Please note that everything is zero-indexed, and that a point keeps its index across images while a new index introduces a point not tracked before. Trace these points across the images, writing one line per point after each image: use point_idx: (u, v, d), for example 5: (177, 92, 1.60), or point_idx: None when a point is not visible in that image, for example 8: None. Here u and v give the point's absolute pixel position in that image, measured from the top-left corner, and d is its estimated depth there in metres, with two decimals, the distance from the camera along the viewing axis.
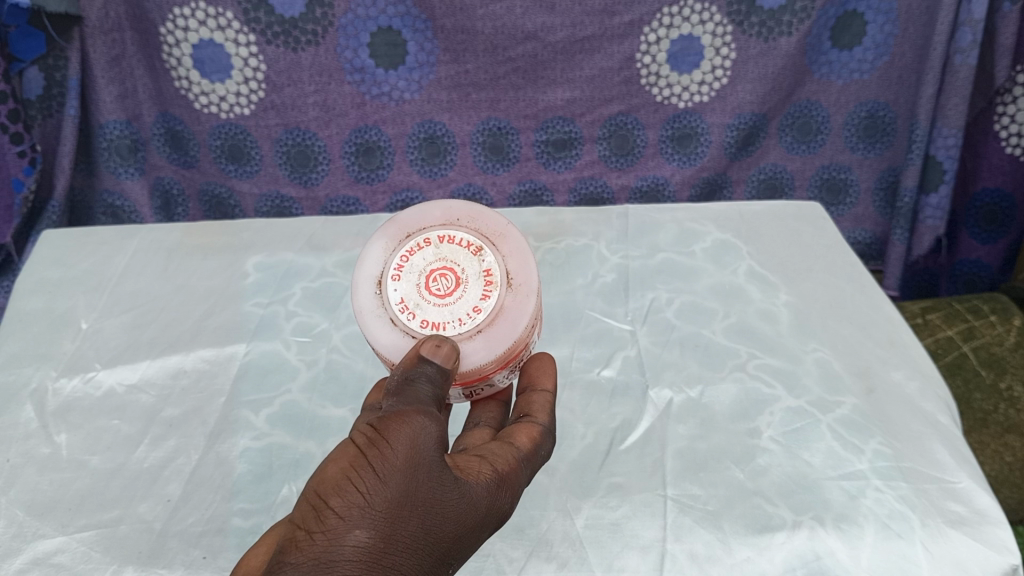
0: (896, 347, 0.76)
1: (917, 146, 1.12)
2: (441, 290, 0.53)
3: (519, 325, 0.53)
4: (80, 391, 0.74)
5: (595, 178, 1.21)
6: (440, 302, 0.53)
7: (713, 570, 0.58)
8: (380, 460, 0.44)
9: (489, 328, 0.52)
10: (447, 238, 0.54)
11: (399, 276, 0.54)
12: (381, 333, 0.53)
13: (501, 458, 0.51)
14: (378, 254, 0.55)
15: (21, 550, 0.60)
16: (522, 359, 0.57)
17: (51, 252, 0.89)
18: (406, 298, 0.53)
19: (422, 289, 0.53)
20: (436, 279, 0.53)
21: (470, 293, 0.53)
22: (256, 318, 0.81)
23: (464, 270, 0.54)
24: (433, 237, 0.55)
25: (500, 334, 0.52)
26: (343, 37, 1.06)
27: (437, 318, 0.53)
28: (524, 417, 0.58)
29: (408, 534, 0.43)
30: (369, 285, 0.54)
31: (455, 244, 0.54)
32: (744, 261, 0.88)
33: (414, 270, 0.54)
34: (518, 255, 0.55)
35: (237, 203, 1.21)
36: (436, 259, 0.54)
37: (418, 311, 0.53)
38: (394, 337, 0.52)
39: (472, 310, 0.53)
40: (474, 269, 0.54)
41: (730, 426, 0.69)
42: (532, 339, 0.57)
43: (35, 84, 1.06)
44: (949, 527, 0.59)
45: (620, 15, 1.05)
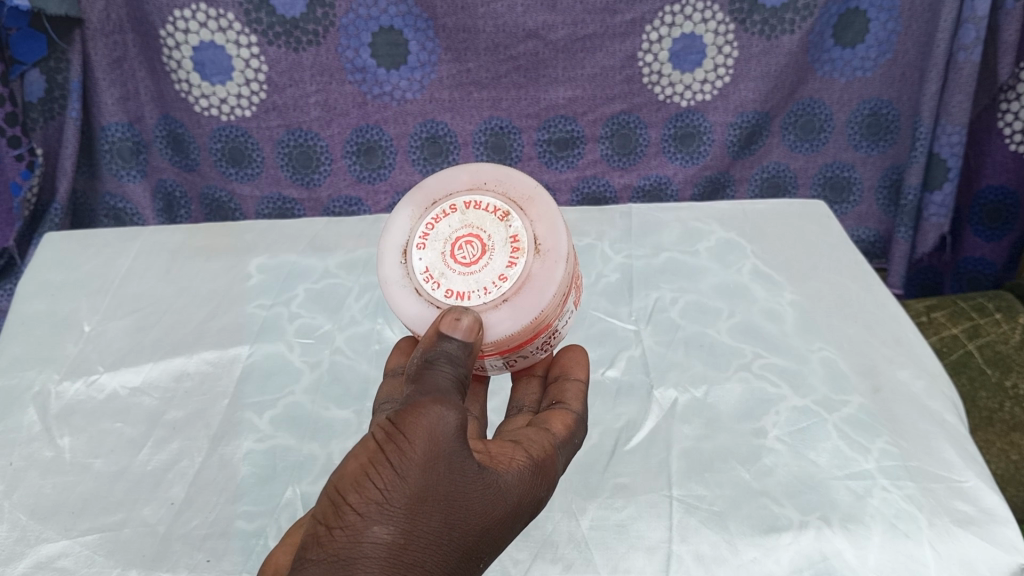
0: (902, 346, 0.76)
1: (920, 144, 1.12)
2: (466, 258, 0.54)
3: (543, 294, 0.52)
4: (83, 394, 0.73)
5: (597, 177, 1.21)
6: (465, 271, 0.53)
7: (719, 570, 0.58)
8: (399, 456, 0.43)
9: (515, 297, 0.52)
10: (473, 204, 0.54)
11: (424, 244, 0.55)
12: (406, 302, 0.54)
13: (538, 444, 0.52)
14: (405, 223, 0.56)
15: (24, 554, 0.60)
16: (554, 330, 0.57)
17: (53, 254, 0.89)
18: (430, 266, 0.54)
19: (446, 257, 0.54)
20: (461, 246, 0.54)
21: (495, 260, 0.53)
22: (259, 319, 0.81)
23: (490, 236, 0.54)
24: (459, 203, 0.55)
25: (526, 303, 0.52)
26: (344, 37, 1.06)
27: (460, 286, 0.53)
28: (557, 404, 0.59)
29: (431, 529, 0.42)
30: (394, 255, 0.55)
31: (482, 210, 0.54)
32: (749, 259, 0.88)
33: (439, 237, 0.54)
34: (545, 219, 0.54)
35: (239, 206, 1.21)
36: (462, 226, 0.54)
37: (442, 280, 0.53)
38: (419, 305, 0.54)
39: (497, 278, 0.53)
40: (500, 235, 0.53)
41: (736, 426, 0.69)
42: (564, 307, 0.56)
43: (37, 86, 1.06)
44: (956, 526, 0.59)
45: (622, 13, 1.05)
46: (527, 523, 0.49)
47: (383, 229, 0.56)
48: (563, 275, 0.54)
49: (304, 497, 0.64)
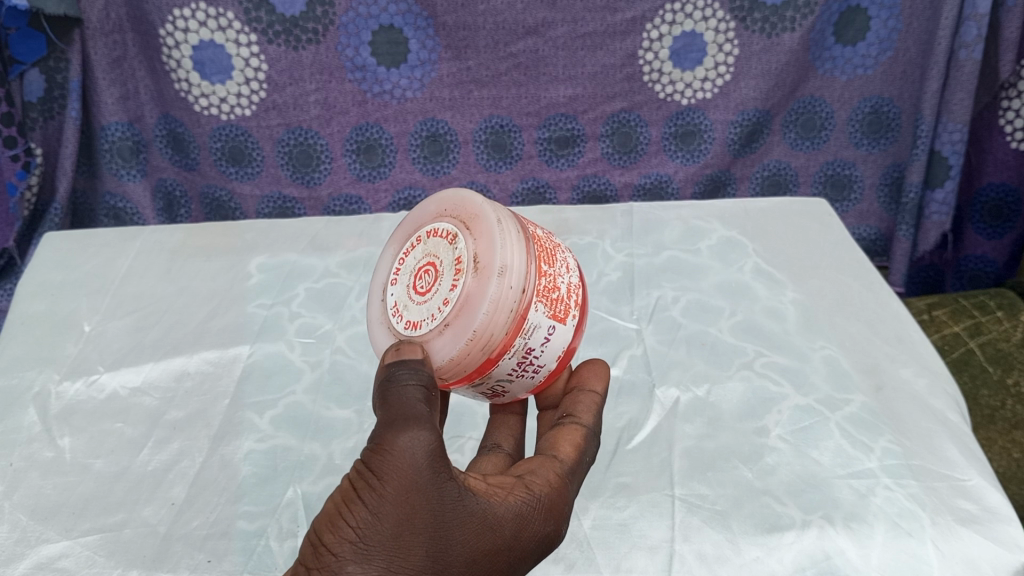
0: (904, 344, 0.75)
1: (922, 142, 1.11)
2: (423, 286, 0.52)
3: (482, 315, 0.48)
4: (84, 394, 0.73)
5: (598, 176, 1.20)
6: (420, 299, 0.52)
7: (722, 570, 0.57)
8: (371, 493, 0.42)
9: (454, 320, 0.49)
10: (433, 233, 0.54)
11: (398, 278, 0.55)
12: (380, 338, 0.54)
13: (542, 477, 0.50)
14: (387, 263, 0.57)
15: (25, 555, 0.60)
16: (525, 352, 0.51)
17: (53, 254, 0.89)
18: (396, 301, 0.54)
19: (410, 291, 0.53)
20: (421, 276, 0.53)
21: (443, 286, 0.51)
22: (259, 319, 0.81)
23: (441, 261, 0.52)
24: (425, 233, 0.55)
25: (464, 324, 0.48)
26: (343, 36, 1.06)
27: (415, 317, 0.51)
28: (567, 417, 0.56)
29: (413, 565, 0.41)
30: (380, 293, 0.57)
31: (438, 237, 0.53)
32: (750, 258, 0.87)
33: (408, 271, 0.55)
34: (490, 235, 0.50)
35: (239, 205, 1.20)
36: (424, 255, 0.54)
37: (404, 312, 0.53)
38: (385, 340, 0.53)
39: (442, 302, 0.50)
40: (448, 258, 0.52)
41: (738, 425, 0.69)
42: (531, 326, 0.50)
43: (37, 86, 1.06)
44: (960, 525, 0.59)
45: (623, 12, 1.05)
46: (536, 556, 0.48)
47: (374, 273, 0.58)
48: (512, 291, 0.49)
49: (305, 498, 0.64)
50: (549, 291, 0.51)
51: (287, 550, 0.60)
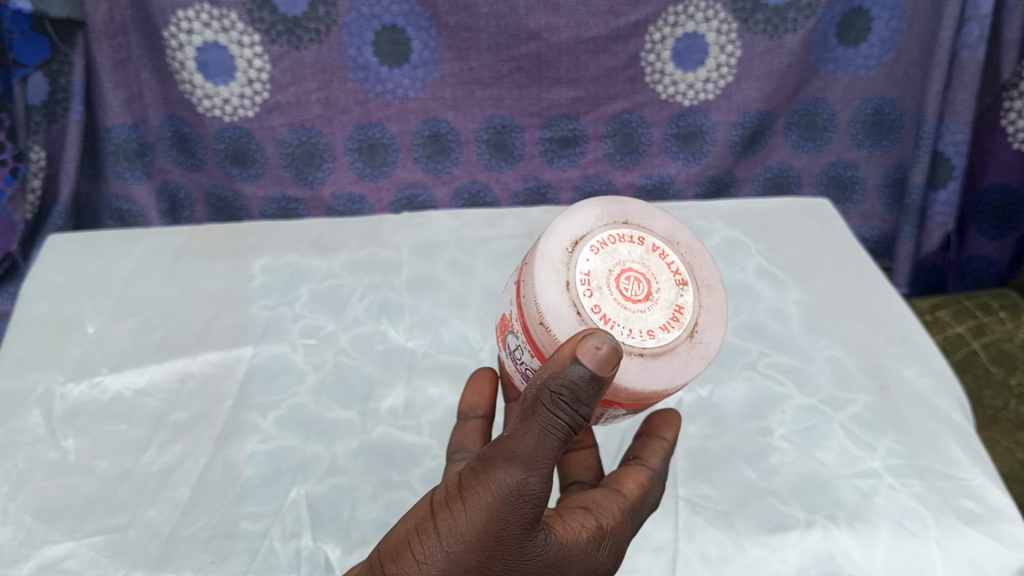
0: (908, 344, 0.75)
1: (925, 143, 1.11)
2: (628, 291, 0.50)
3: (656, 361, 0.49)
4: (87, 396, 0.73)
5: (600, 176, 1.21)
6: (622, 300, 0.49)
7: (726, 570, 0.57)
8: (449, 526, 0.45)
9: (649, 360, 0.49)
10: (661, 252, 0.52)
11: (598, 250, 0.50)
12: (551, 290, 0.49)
13: (609, 512, 0.53)
14: (586, 216, 0.52)
15: (30, 555, 0.60)
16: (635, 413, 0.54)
17: (57, 256, 0.89)
18: (593, 273, 0.49)
19: (608, 272, 0.50)
20: (629, 279, 0.50)
21: (665, 310, 0.50)
22: (264, 320, 0.81)
23: (659, 289, 0.51)
24: (650, 241, 0.52)
25: (652, 374, 0.49)
26: (346, 36, 1.06)
27: (631, 324, 0.49)
28: (634, 459, 0.59)
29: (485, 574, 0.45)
30: (564, 240, 0.51)
31: (663, 261, 0.52)
32: (753, 258, 0.87)
33: (611, 256, 0.51)
34: (716, 311, 0.52)
35: (244, 205, 1.21)
36: (641, 261, 0.51)
37: (597, 294, 0.49)
38: (562, 304, 0.48)
39: (645, 330, 0.49)
40: (668, 294, 0.51)
41: (741, 425, 0.69)
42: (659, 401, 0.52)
43: (39, 89, 1.05)
44: (964, 525, 0.59)
45: (626, 15, 1.05)
46: None
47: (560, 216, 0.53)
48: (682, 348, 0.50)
49: (309, 498, 0.65)
50: None
51: (291, 551, 0.61)
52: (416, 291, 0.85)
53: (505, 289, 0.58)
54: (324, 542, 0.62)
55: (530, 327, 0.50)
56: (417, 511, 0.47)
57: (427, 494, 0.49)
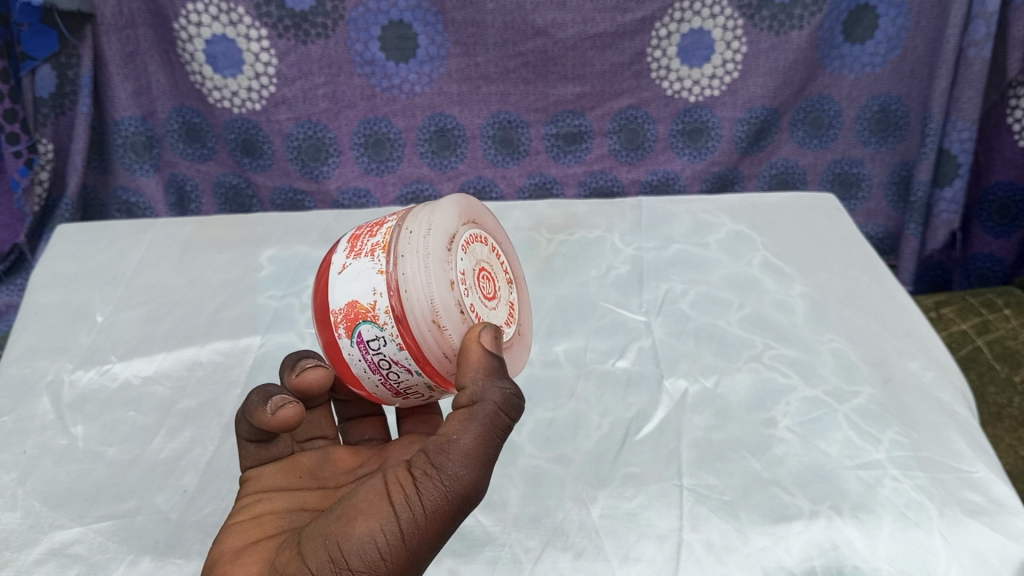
0: (912, 337, 0.76)
1: (931, 140, 1.12)
2: (488, 290, 0.54)
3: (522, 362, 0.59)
4: (96, 383, 0.74)
5: (605, 172, 1.21)
6: (492, 301, 0.55)
7: (730, 559, 0.58)
8: (406, 515, 0.43)
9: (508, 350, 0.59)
10: (492, 251, 0.57)
11: (463, 249, 0.52)
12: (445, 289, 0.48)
13: None
14: (450, 216, 0.52)
15: (38, 540, 0.61)
16: None
17: (66, 246, 0.89)
18: (467, 274, 0.51)
19: (474, 274, 0.53)
20: (484, 278, 0.54)
21: (503, 308, 0.56)
22: (271, 310, 0.82)
23: (500, 285, 0.58)
24: (482, 236, 0.56)
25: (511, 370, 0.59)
26: (352, 31, 1.06)
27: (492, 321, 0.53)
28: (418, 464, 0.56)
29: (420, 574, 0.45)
30: (441, 239, 0.50)
31: (494, 260, 0.57)
32: (758, 251, 0.88)
33: (472, 256, 0.53)
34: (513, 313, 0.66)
35: (255, 194, 1.21)
36: (485, 255, 0.56)
37: (471, 293, 0.51)
38: (448, 299, 0.48)
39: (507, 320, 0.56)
40: (506, 293, 0.58)
41: (746, 416, 0.69)
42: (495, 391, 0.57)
43: (48, 82, 1.06)
44: (967, 516, 0.59)
45: (632, 12, 1.05)
46: None
47: (422, 214, 0.52)
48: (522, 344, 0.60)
49: None
50: None
51: None
52: None
53: (353, 278, 0.51)
54: None
55: (413, 326, 0.49)
56: (368, 506, 0.44)
57: (370, 486, 0.45)
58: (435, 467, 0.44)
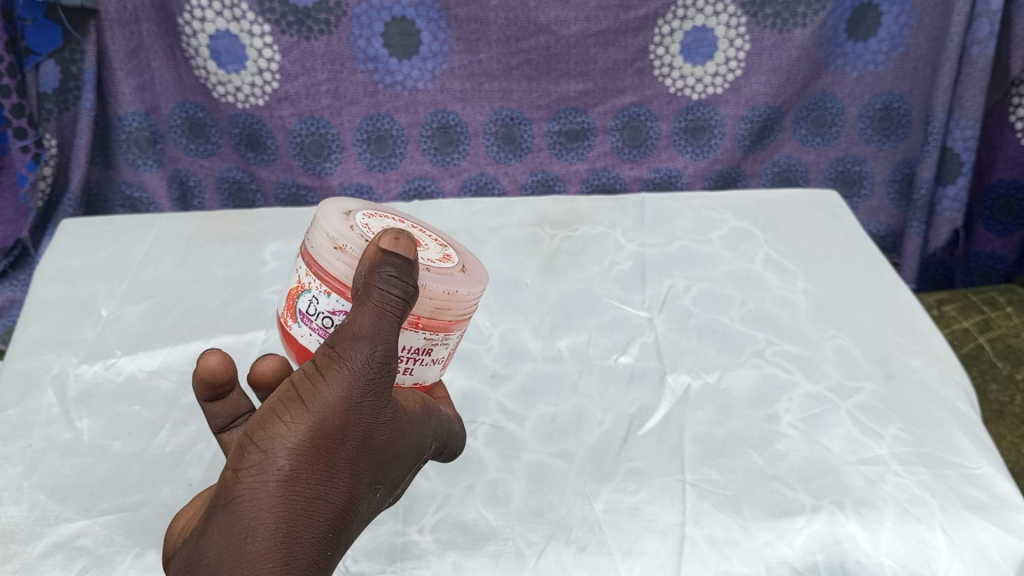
0: (914, 334, 0.76)
1: (933, 138, 1.12)
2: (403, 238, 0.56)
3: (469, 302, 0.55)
4: (101, 377, 0.74)
5: (608, 170, 1.21)
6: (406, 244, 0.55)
7: (732, 553, 0.58)
8: (311, 394, 0.42)
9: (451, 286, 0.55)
10: (417, 227, 0.60)
11: (368, 216, 0.57)
12: (336, 224, 0.53)
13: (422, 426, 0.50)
14: (353, 204, 0.59)
15: (43, 533, 0.61)
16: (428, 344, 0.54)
17: (71, 241, 0.90)
18: (371, 225, 0.55)
19: (386, 230, 0.56)
20: (400, 234, 0.56)
21: (434, 251, 0.56)
22: (275, 305, 0.82)
23: (428, 243, 0.57)
24: (402, 218, 0.60)
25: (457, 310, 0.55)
26: (355, 27, 1.07)
27: None
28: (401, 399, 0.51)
29: (348, 452, 0.43)
30: (337, 208, 0.56)
31: (422, 231, 0.59)
32: (761, 248, 0.88)
33: (380, 224, 0.57)
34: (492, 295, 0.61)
35: (258, 188, 1.21)
36: (403, 226, 0.58)
37: (371, 231, 0.54)
38: (338, 229, 0.53)
39: (432, 257, 0.55)
40: (437, 248, 0.57)
41: (749, 412, 0.69)
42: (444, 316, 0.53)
43: (51, 77, 1.07)
44: (969, 512, 0.59)
45: (635, 9, 1.06)
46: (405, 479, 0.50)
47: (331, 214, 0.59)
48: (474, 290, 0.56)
49: None
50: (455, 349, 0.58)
51: None
52: None
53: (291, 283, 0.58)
54: None
55: (322, 265, 0.53)
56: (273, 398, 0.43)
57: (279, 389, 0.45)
58: (334, 348, 0.43)
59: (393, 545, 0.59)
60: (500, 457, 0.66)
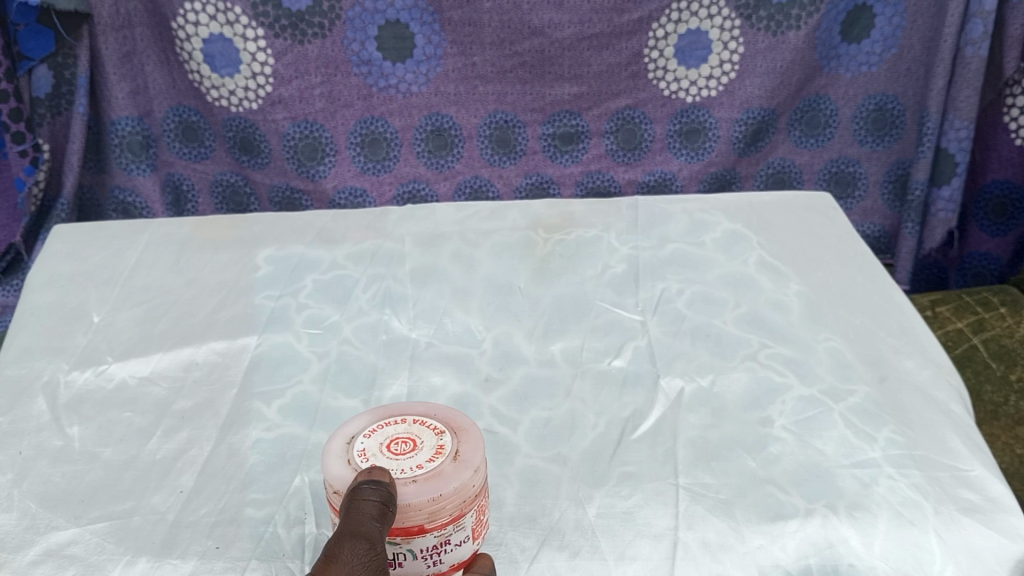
0: (908, 336, 0.76)
1: (928, 139, 1.12)
2: (397, 449, 0.51)
3: (457, 488, 0.49)
4: (92, 383, 0.74)
5: (602, 172, 1.20)
6: (395, 458, 0.50)
7: (726, 558, 0.58)
8: None
9: (427, 482, 0.49)
10: (421, 421, 0.54)
11: (369, 433, 0.52)
12: (334, 466, 0.50)
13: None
14: (357, 421, 0.54)
15: (33, 541, 0.60)
16: (443, 543, 0.50)
17: (63, 247, 0.90)
18: (368, 449, 0.51)
19: (382, 445, 0.51)
20: (397, 442, 0.52)
21: (428, 450, 0.51)
22: (267, 309, 0.81)
23: (424, 440, 0.52)
24: (409, 417, 0.54)
25: (436, 486, 0.49)
26: (350, 31, 1.07)
27: (401, 466, 0.50)
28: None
29: None
30: (338, 441, 0.52)
31: (425, 426, 0.53)
32: (754, 251, 0.88)
33: (381, 433, 0.52)
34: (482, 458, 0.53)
35: (253, 192, 1.20)
36: (405, 427, 0.53)
37: (369, 458, 0.50)
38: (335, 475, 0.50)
39: (417, 464, 0.50)
40: (432, 441, 0.52)
41: (742, 415, 0.69)
42: (445, 518, 0.49)
43: (45, 82, 1.07)
44: (962, 515, 0.59)
45: (629, 12, 1.07)
46: None
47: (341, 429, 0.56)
48: (471, 470, 0.50)
49: (313, 485, 0.64)
50: (482, 514, 0.53)
51: (295, 537, 0.61)
52: (420, 282, 0.85)
53: None
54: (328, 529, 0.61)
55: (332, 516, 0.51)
56: None
57: None
58: (326, 556, 0.45)
59: None
60: (493, 461, 0.66)
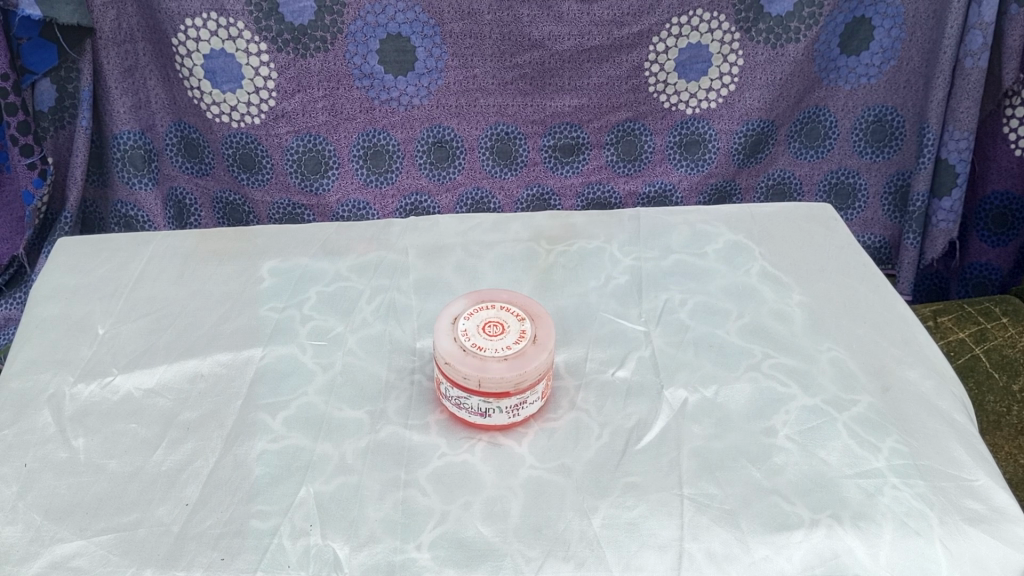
0: (911, 347, 0.77)
1: (928, 150, 1.13)
2: (491, 331, 0.69)
3: (537, 362, 0.67)
4: (98, 396, 0.74)
5: (603, 183, 1.21)
6: (489, 339, 0.68)
7: (731, 568, 0.58)
8: None
9: (515, 358, 0.66)
10: (506, 307, 0.71)
11: (469, 315, 0.70)
12: (444, 341, 0.68)
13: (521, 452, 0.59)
14: (459, 305, 0.72)
15: (39, 553, 0.61)
16: (521, 401, 0.67)
17: (68, 260, 0.90)
18: (468, 328, 0.69)
19: (479, 326, 0.69)
20: (489, 324, 0.69)
21: (513, 334, 0.69)
22: (272, 321, 0.82)
23: (510, 325, 0.70)
24: (498, 304, 0.72)
25: (522, 363, 0.66)
26: (351, 44, 1.07)
27: (493, 344, 0.67)
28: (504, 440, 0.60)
29: None
30: (446, 320, 0.70)
31: (508, 313, 0.71)
32: (756, 261, 0.88)
33: (477, 318, 0.70)
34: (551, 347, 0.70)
35: (251, 209, 1.21)
36: (494, 313, 0.71)
37: (470, 338, 0.68)
38: (446, 347, 0.67)
39: (506, 345, 0.67)
40: (515, 326, 0.69)
41: (746, 425, 0.69)
42: (525, 386, 0.67)
43: (48, 96, 1.08)
44: (968, 524, 0.60)
45: (629, 26, 1.07)
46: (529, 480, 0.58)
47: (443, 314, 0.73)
48: (542, 350, 0.67)
49: (317, 497, 0.65)
50: (547, 385, 0.70)
51: (300, 549, 0.61)
52: (424, 294, 0.86)
53: None
54: (333, 541, 0.61)
55: None
56: None
57: None
58: None
59: (393, 562, 0.59)
60: (497, 473, 0.66)
